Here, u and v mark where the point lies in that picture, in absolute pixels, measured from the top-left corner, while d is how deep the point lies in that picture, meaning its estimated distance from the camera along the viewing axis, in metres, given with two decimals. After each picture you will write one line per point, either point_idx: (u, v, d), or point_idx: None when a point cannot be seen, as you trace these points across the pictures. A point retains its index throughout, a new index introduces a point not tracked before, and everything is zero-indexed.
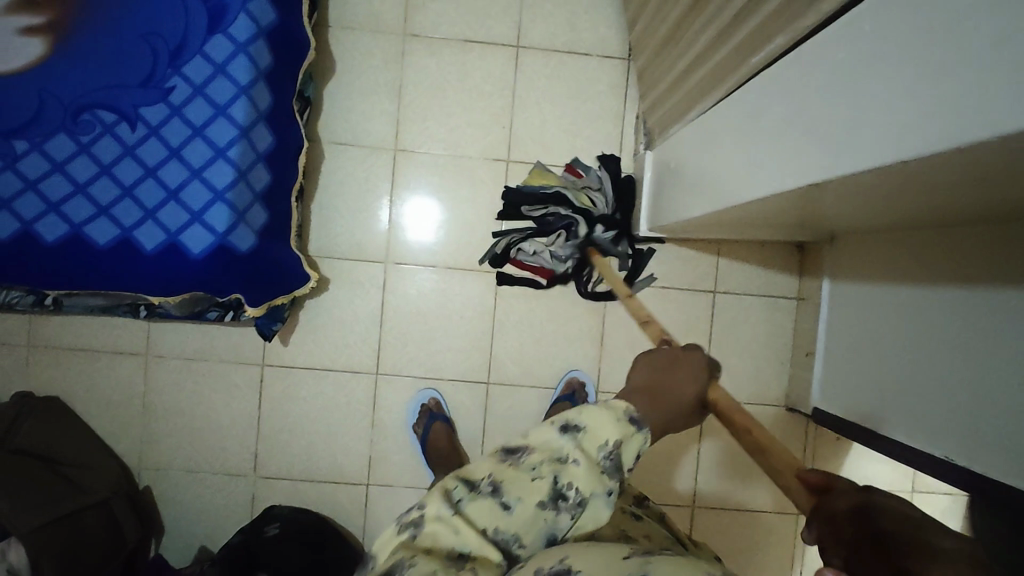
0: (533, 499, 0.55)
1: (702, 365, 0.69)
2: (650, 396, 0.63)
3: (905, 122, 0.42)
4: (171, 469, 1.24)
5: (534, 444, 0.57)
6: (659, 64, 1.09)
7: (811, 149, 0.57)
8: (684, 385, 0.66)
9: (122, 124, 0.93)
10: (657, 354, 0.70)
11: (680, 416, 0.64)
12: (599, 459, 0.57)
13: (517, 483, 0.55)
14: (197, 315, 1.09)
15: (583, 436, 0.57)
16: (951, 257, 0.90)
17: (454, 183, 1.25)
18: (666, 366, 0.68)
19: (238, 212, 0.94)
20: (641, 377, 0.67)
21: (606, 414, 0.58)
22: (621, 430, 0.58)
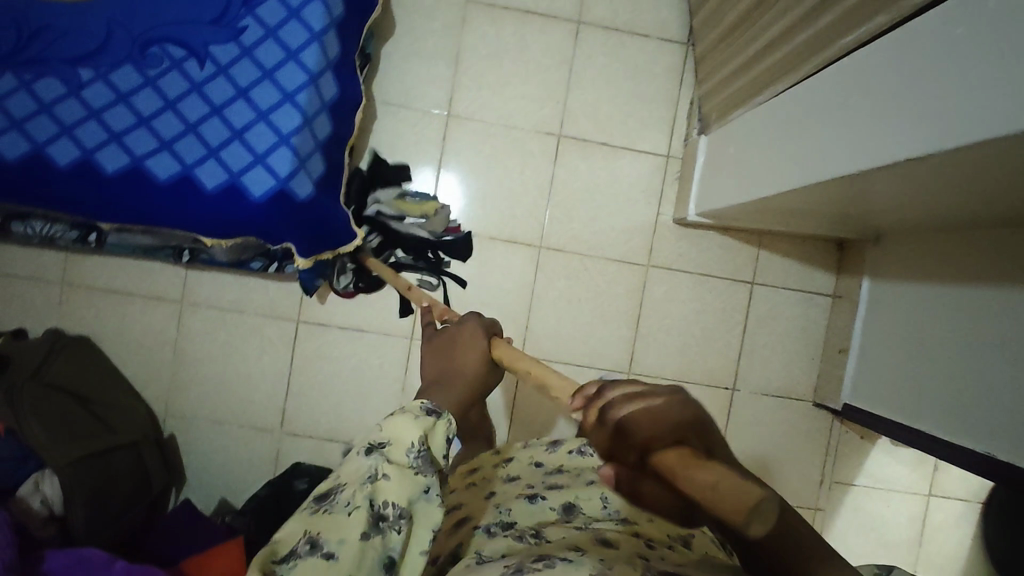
0: (352, 531, 0.50)
1: (472, 328, 0.72)
2: (443, 382, 0.65)
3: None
4: (198, 419, 1.23)
5: (345, 481, 0.53)
6: (722, 49, 1.10)
7: (921, 122, 0.58)
8: (463, 356, 0.68)
9: (191, 60, 0.92)
10: (432, 343, 0.71)
11: (468, 385, 0.66)
12: (409, 463, 0.54)
13: (333, 529, 0.50)
14: (242, 263, 1.09)
15: (385, 452, 0.54)
16: (1003, 259, 0.92)
17: (503, 155, 1.24)
18: (443, 351, 0.69)
19: (301, 157, 0.94)
20: (428, 368, 0.68)
21: (405, 416, 0.55)
22: (423, 426, 0.55)
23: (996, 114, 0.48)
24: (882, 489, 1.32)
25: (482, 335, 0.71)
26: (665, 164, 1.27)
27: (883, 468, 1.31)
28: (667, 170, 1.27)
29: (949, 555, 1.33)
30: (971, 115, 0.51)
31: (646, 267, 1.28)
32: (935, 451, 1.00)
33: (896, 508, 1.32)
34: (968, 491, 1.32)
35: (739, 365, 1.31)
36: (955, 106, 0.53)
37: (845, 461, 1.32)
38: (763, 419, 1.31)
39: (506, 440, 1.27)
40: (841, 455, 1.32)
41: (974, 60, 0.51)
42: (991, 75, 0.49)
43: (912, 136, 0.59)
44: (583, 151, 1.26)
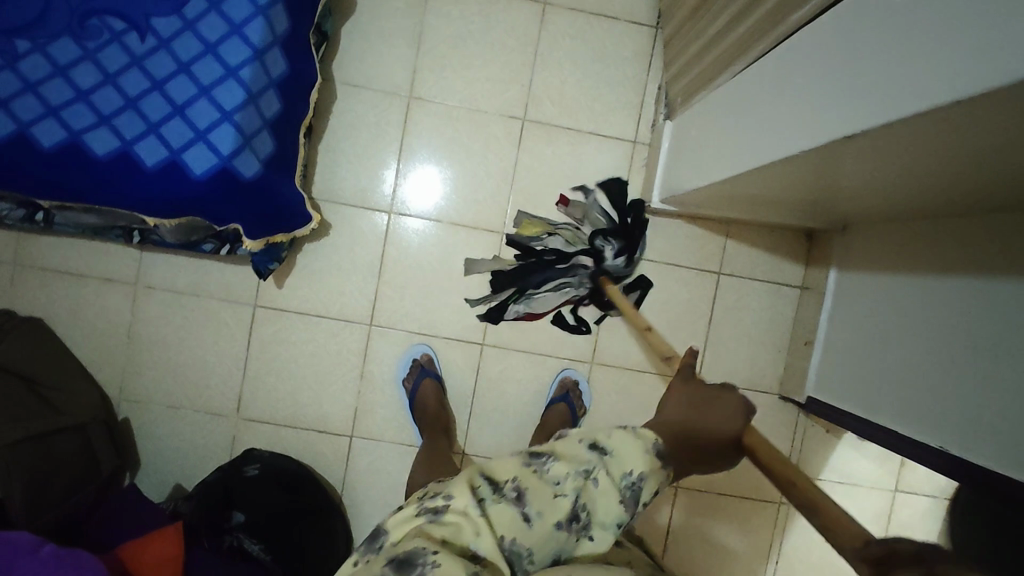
0: (551, 512, 0.60)
1: (735, 403, 0.71)
2: (676, 430, 0.68)
3: (988, 53, 0.41)
4: (152, 404, 1.21)
5: (560, 457, 0.63)
6: (687, 31, 1.07)
7: (866, 95, 0.55)
8: (721, 424, 0.68)
9: (131, 33, 0.89)
10: (695, 389, 0.73)
11: (708, 460, 0.69)
12: (620, 486, 0.62)
13: (539, 496, 0.60)
14: (193, 245, 1.07)
15: (607, 465, 0.62)
16: (967, 248, 0.89)
17: (467, 138, 1.22)
18: (706, 407, 0.70)
19: (244, 135, 0.91)
20: (678, 405, 0.72)
21: (635, 445, 0.64)
22: (646, 466, 0.63)
23: (935, 85, 0.46)
24: (847, 484, 1.31)
25: (739, 418, 0.69)
26: (631, 150, 1.24)
27: (848, 462, 1.30)
28: (633, 157, 1.25)
29: None
30: (910, 87, 0.48)
31: None
32: (896, 447, 0.97)
33: (860, 503, 1.31)
34: (934, 486, 1.30)
35: (704, 356, 1.29)
36: (898, 76, 0.51)
37: (811, 455, 1.30)
38: None
39: (467, 428, 1.25)
40: (806, 448, 1.30)
41: (917, 27, 0.48)
42: (931, 46, 0.47)
43: (858, 110, 0.56)
44: (548, 136, 1.23)
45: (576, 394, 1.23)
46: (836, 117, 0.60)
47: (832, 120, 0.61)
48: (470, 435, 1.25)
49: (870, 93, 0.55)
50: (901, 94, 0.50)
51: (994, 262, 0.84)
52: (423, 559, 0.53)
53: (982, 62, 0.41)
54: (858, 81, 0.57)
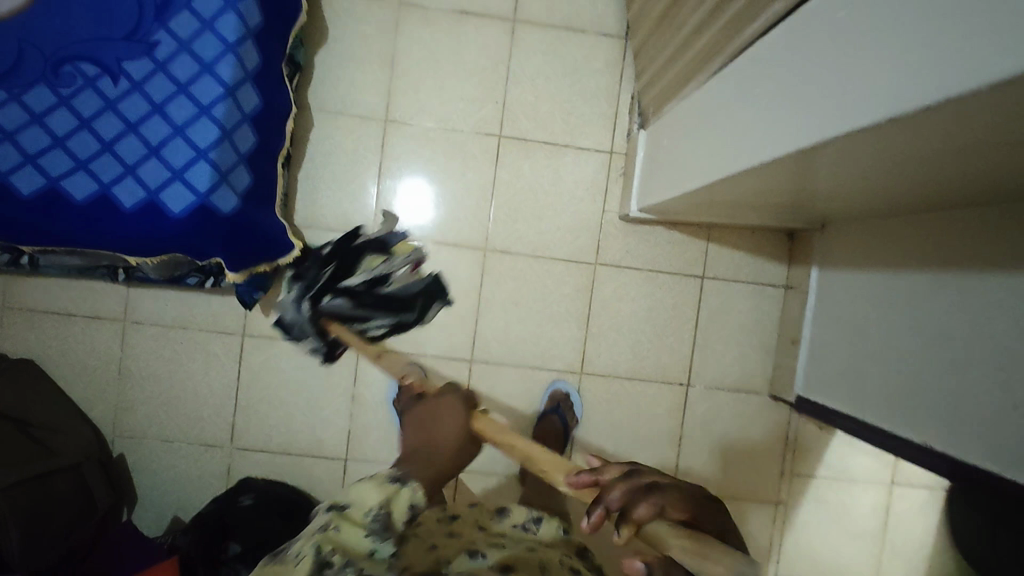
0: (297, 570, 0.61)
1: (452, 403, 0.87)
2: (419, 457, 0.79)
3: (925, 67, 0.41)
4: (147, 439, 1.22)
5: (301, 537, 0.67)
6: (655, 41, 1.09)
7: (821, 107, 0.56)
8: (447, 427, 0.83)
9: (105, 78, 0.90)
10: (419, 412, 0.88)
11: (444, 462, 0.81)
12: (365, 523, 0.69)
13: (282, 570, 0.62)
14: (176, 279, 1.08)
15: (346, 511, 0.70)
16: (942, 241, 0.90)
17: (444, 158, 1.23)
18: (427, 419, 0.85)
19: (221, 171, 0.92)
20: (411, 437, 0.84)
21: (371, 485, 0.73)
22: (382, 490, 0.72)
23: (878, 99, 0.47)
24: (843, 480, 1.31)
25: (460, 409, 0.86)
26: (608, 160, 1.26)
27: (843, 458, 1.30)
28: (610, 166, 1.26)
29: (915, 543, 1.31)
30: (857, 102, 0.49)
31: (593, 267, 1.27)
32: (882, 445, 0.98)
33: (857, 498, 1.31)
34: (930, 477, 1.30)
35: (692, 360, 1.29)
36: (848, 89, 0.51)
37: (805, 453, 1.31)
38: (720, 414, 1.30)
39: None
40: (800, 446, 1.31)
41: (863, 43, 0.49)
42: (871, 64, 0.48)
43: (816, 121, 0.57)
44: (524, 151, 1.24)
45: (566, 405, 1.25)
46: (798, 125, 0.61)
47: (793, 131, 0.62)
48: None
49: (825, 106, 0.55)
50: (849, 110, 0.51)
51: (970, 257, 0.85)
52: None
53: (918, 77, 0.42)
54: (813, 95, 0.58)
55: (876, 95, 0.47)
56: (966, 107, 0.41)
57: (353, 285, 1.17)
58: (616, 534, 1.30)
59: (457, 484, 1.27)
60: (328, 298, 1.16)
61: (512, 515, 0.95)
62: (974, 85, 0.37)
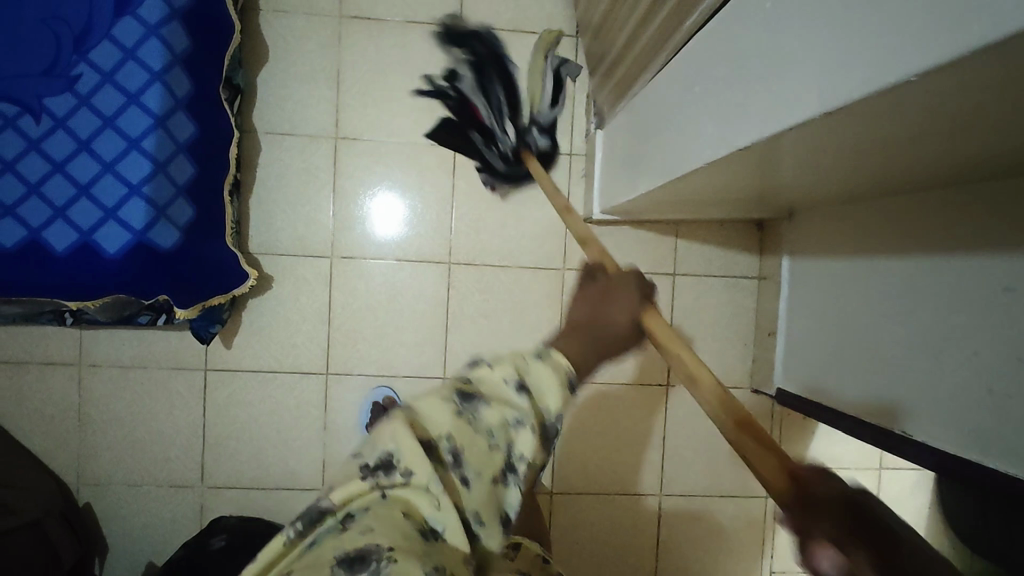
0: (488, 469, 0.45)
1: (631, 291, 0.62)
2: (592, 337, 0.56)
3: (860, 55, 0.38)
4: (114, 485, 1.17)
5: (491, 399, 0.47)
6: (604, 38, 1.06)
7: (766, 102, 0.53)
8: (616, 315, 0.59)
9: (26, 117, 0.86)
10: (584, 290, 0.63)
11: (616, 346, 0.58)
12: (550, 428, 0.48)
13: (472, 452, 0.45)
14: (127, 320, 1.03)
15: (536, 399, 0.48)
16: (909, 225, 0.88)
17: (400, 172, 1.19)
18: (598, 298, 0.61)
19: (157, 207, 0.88)
20: (577, 311, 0.59)
21: (554, 373, 0.49)
22: (571, 393, 0.49)
23: (821, 91, 0.44)
24: (831, 469, 1.29)
25: (636, 297, 0.62)
26: (569, 162, 1.23)
27: (829, 447, 1.28)
28: (572, 169, 1.23)
29: None
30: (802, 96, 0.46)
31: (562, 272, 1.23)
32: (867, 437, 0.95)
33: (847, 486, 1.29)
34: None
35: None
36: (793, 80, 0.48)
37: (791, 444, 1.29)
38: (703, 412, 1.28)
39: None
40: (785, 438, 1.29)
41: (803, 31, 0.46)
42: (813, 53, 0.45)
43: (761, 117, 0.54)
44: (482, 159, 1.21)
45: None
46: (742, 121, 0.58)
47: (741, 128, 0.59)
48: None
49: (770, 101, 0.52)
50: (794, 103, 0.48)
51: (934, 239, 0.83)
52: (376, 555, 0.39)
53: (854, 66, 0.39)
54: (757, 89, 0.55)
55: (819, 87, 0.44)
56: (904, 97, 0.38)
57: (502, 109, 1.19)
58: (607, 542, 1.27)
59: None
60: (507, 69, 1.19)
61: None
62: (907, 75, 0.34)
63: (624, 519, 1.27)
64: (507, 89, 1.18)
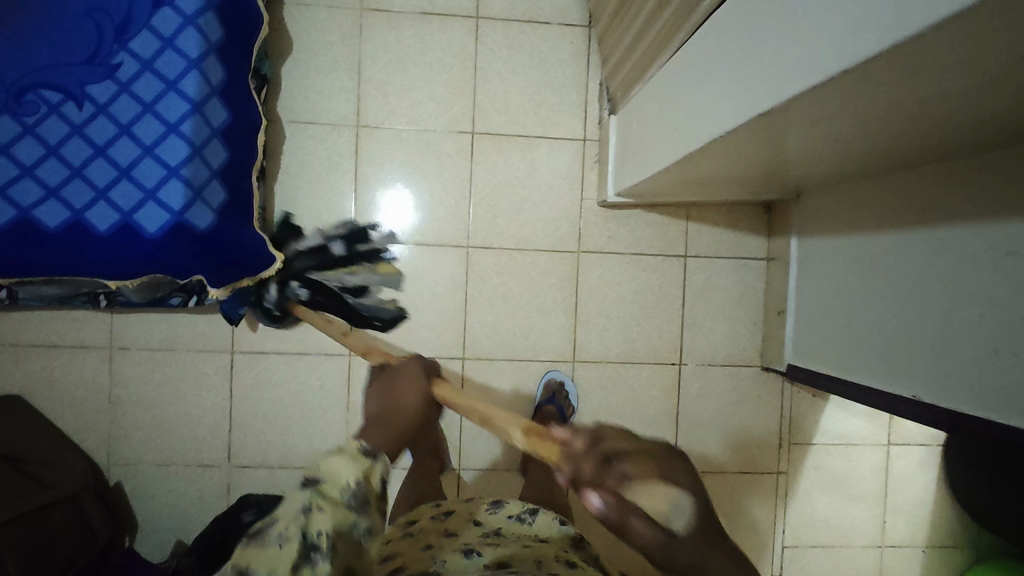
0: (280, 562, 0.61)
1: (411, 375, 0.91)
2: (381, 424, 0.83)
3: (877, 14, 0.42)
4: (143, 465, 1.20)
5: (279, 517, 0.65)
6: (617, 26, 1.10)
7: (780, 68, 0.57)
8: (408, 397, 0.88)
9: (68, 103, 0.90)
10: (380, 378, 0.93)
11: (405, 425, 0.86)
12: (342, 500, 0.68)
13: (261, 560, 0.61)
14: (158, 301, 1.06)
15: (321, 486, 0.68)
16: (915, 199, 0.91)
17: (419, 159, 1.23)
18: (388, 389, 0.90)
19: (194, 188, 0.92)
20: (373, 405, 0.88)
21: (343, 459, 0.72)
22: (361, 466, 0.72)
23: (835, 54, 0.48)
24: (841, 445, 1.32)
25: (420, 379, 0.91)
26: (583, 148, 1.27)
27: (837, 423, 1.32)
28: (585, 155, 1.27)
29: (915, 501, 1.33)
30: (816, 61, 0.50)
31: (577, 255, 1.27)
32: (875, 404, 0.99)
33: (856, 461, 1.32)
34: (926, 435, 1.32)
35: (683, 339, 1.30)
36: (807, 48, 0.52)
37: (800, 421, 1.32)
38: (714, 390, 1.31)
39: (460, 443, 1.26)
40: (795, 415, 1.32)
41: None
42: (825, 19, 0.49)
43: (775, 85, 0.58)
44: (498, 145, 1.25)
45: (562, 395, 1.24)
46: (757, 90, 0.62)
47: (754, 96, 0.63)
48: (462, 450, 1.26)
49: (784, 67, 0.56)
50: (808, 68, 0.52)
51: (939, 210, 0.86)
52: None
53: (870, 25, 0.43)
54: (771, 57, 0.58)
55: (833, 48, 0.48)
56: (912, 54, 0.42)
57: (295, 258, 1.18)
58: None
59: (459, 480, 1.26)
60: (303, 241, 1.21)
61: (509, 505, 0.96)
62: (921, 27, 0.38)
63: None
64: (319, 266, 1.19)
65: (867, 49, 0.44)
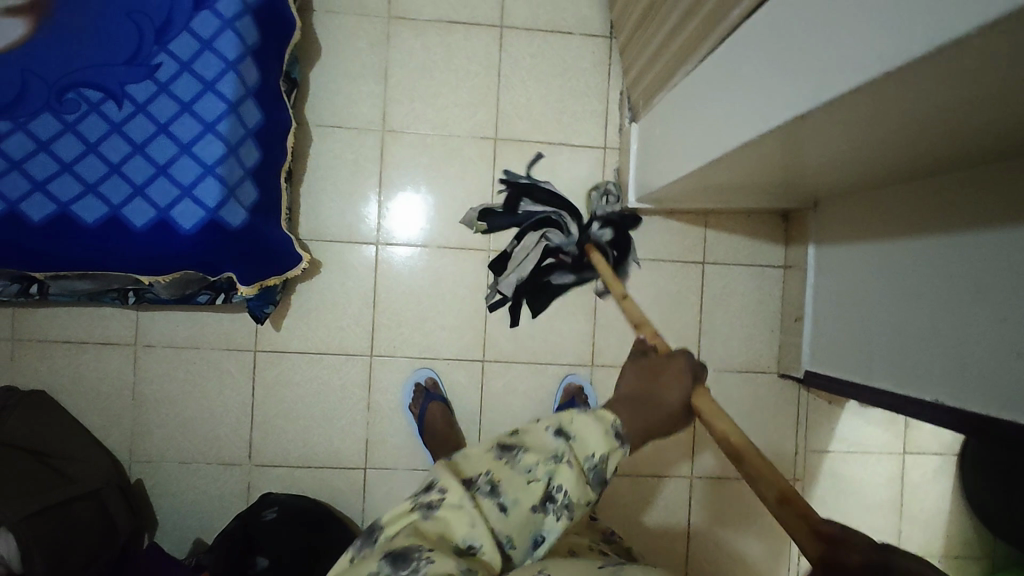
0: (527, 497, 0.57)
1: (679, 365, 0.71)
2: (632, 403, 0.67)
3: (915, 20, 0.43)
4: (163, 462, 1.21)
5: (530, 447, 0.60)
6: (640, 37, 1.12)
7: (812, 75, 0.59)
8: (668, 392, 0.68)
9: (108, 102, 0.93)
10: (640, 364, 0.73)
11: (661, 424, 0.66)
12: (584, 469, 0.60)
13: (511, 483, 0.58)
14: (187, 299, 1.09)
15: (572, 444, 0.61)
16: (934, 208, 0.93)
17: (442, 164, 1.26)
18: (651, 374, 0.71)
19: (229, 186, 0.94)
20: (629, 384, 0.71)
21: (595, 426, 0.62)
22: (608, 444, 0.62)
23: (868, 61, 0.49)
24: (857, 453, 1.32)
25: (686, 378, 0.69)
26: (603, 155, 1.29)
27: (853, 431, 1.32)
28: (605, 162, 1.29)
29: (931, 510, 1.33)
30: (850, 66, 0.52)
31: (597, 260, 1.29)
32: (896, 409, 1.00)
33: (872, 470, 1.33)
34: (942, 443, 1.33)
35: (701, 345, 1.31)
36: (840, 55, 0.54)
37: (816, 428, 1.33)
38: (730, 396, 1.32)
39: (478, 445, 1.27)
40: (811, 423, 1.33)
41: (849, 8, 0.52)
42: (856, 28, 0.51)
43: (807, 90, 0.60)
44: (520, 152, 1.27)
45: (582, 399, 1.25)
46: (788, 95, 0.63)
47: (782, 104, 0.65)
48: None
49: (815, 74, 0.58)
50: (840, 73, 0.54)
51: (960, 218, 0.87)
52: (417, 555, 0.51)
53: (906, 31, 0.44)
54: (802, 67, 0.60)
55: (866, 54, 0.50)
56: (947, 60, 0.44)
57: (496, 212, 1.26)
58: (639, 524, 1.30)
59: None
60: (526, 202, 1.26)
61: None
62: (963, 31, 0.39)
63: (656, 500, 1.30)
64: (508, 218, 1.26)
65: (902, 54, 0.45)
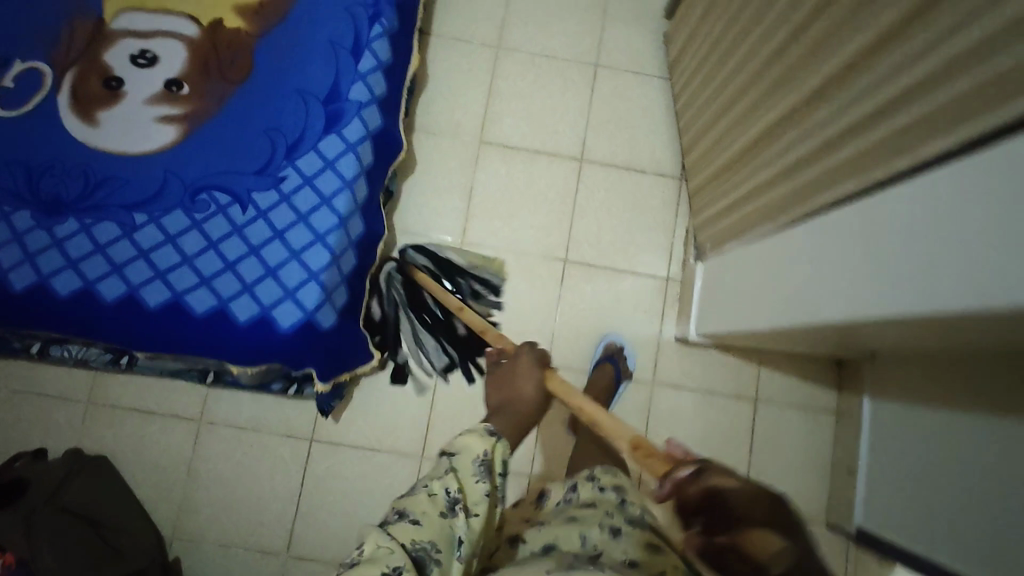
0: (430, 509, 0.69)
1: (526, 361, 1.03)
2: (507, 412, 0.91)
3: (999, 275, 0.48)
4: (203, 544, 1.21)
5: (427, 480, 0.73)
6: (713, 187, 1.21)
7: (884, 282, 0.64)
8: (525, 386, 0.98)
9: (235, 205, 1.03)
10: (499, 374, 1.02)
11: (528, 413, 0.95)
12: (474, 468, 0.75)
13: (417, 510, 0.69)
14: (262, 386, 1.14)
15: (459, 458, 0.75)
16: (989, 386, 0.95)
17: (512, 277, 1.33)
18: (509, 379, 1.00)
19: (327, 292, 1.01)
20: (500, 394, 0.96)
21: (472, 437, 0.78)
22: (486, 442, 0.78)
23: (944, 292, 0.54)
24: None
25: (534, 367, 1.02)
26: (665, 286, 1.35)
27: None
28: (666, 292, 1.35)
29: None
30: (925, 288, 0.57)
31: (651, 385, 1.32)
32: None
33: None
34: None
35: None
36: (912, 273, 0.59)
37: None
38: None
39: None
40: None
41: (930, 237, 0.58)
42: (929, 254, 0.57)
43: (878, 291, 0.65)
44: (587, 275, 1.34)
45: None
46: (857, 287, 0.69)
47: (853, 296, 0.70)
48: None
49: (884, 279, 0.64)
50: (910, 285, 0.59)
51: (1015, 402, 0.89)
52: None
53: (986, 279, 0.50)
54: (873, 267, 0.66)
55: (940, 284, 0.55)
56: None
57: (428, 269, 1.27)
58: None
59: None
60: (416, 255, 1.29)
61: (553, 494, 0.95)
62: None
63: None
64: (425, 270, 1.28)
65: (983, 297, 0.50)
